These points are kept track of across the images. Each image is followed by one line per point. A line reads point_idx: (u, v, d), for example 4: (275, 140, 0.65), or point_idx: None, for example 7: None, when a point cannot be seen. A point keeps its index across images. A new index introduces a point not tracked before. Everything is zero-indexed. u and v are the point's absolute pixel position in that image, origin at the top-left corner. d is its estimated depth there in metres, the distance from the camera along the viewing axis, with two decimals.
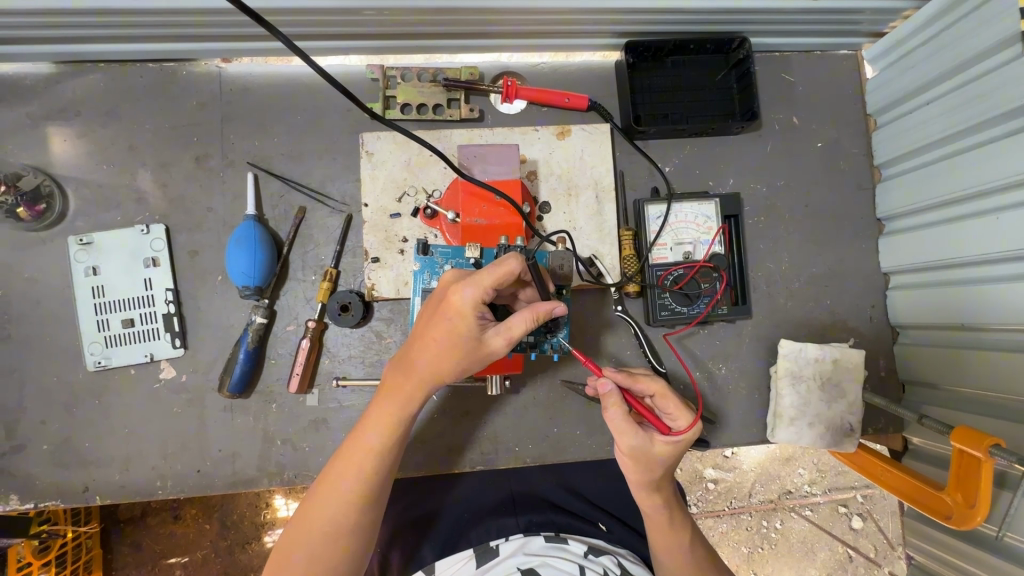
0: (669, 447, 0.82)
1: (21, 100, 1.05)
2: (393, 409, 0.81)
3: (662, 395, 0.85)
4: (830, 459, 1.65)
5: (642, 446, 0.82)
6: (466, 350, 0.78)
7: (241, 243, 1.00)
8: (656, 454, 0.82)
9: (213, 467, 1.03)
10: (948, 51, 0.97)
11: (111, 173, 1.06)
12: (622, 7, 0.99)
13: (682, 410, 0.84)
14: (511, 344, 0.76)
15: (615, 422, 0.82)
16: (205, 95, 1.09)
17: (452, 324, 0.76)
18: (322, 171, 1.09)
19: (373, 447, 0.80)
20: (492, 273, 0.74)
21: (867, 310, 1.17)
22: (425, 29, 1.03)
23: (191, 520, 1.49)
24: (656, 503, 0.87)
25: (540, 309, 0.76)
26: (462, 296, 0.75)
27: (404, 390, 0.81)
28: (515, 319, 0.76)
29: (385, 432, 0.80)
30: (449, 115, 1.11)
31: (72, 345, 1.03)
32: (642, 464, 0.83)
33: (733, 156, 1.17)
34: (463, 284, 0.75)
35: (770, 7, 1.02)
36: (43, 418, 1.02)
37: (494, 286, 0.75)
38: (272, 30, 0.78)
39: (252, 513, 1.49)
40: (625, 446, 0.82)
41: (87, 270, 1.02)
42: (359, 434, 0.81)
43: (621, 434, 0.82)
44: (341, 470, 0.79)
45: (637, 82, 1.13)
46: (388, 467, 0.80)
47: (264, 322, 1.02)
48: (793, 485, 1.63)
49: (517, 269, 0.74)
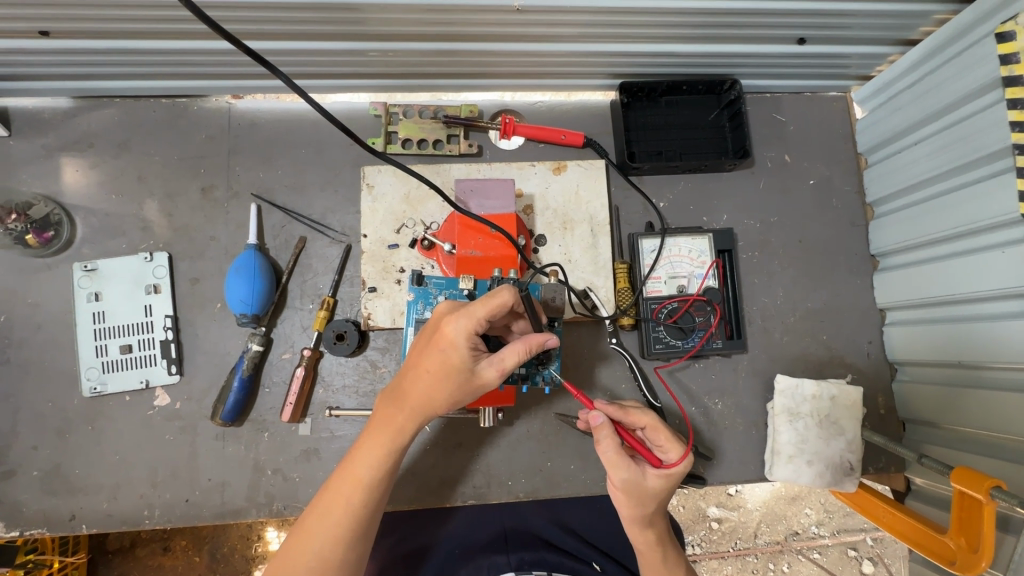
0: (661, 479, 0.81)
1: (38, 131, 1.10)
2: (384, 440, 0.81)
3: (655, 428, 0.84)
4: (837, 499, 1.61)
5: (634, 479, 0.81)
6: (458, 382, 0.77)
7: (241, 271, 1.02)
8: (649, 488, 0.82)
9: (201, 497, 1.02)
10: (932, 94, 1.01)
11: (119, 202, 1.09)
12: (616, 50, 1.03)
13: (673, 442, 0.83)
14: (504, 375, 0.76)
15: (608, 456, 0.81)
16: (215, 129, 1.13)
17: (446, 354, 0.76)
18: (324, 202, 1.12)
19: (364, 479, 0.79)
20: (487, 305, 0.74)
21: (865, 347, 1.17)
22: (428, 69, 1.08)
23: (180, 552, 1.46)
24: (649, 539, 0.86)
25: (533, 340, 0.77)
26: (456, 327, 0.75)
27: (396, 421, 0.81)
28: (508, 350, 0.76)
29: (375, 465, 0.80)
30: (449, 150, 1.15)
31: (68, 370, 1.04)
32: (635, 498, 0.82)
33: (727, 192, 1.19)
34: (458, 315, 0.75)
35: (760, 50, 1.06)
36: (35, 444, 1.02)
37: (488, 317, 0.75)
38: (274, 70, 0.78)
39: (244, 545, 1.47)
40: (618, 480, 0.82)
41: (90, 296, 1.04)
42: (348, 466, 0.80)
43: (613, 468, 0.81)
44: (330, 503, 0.77)
45: (632, 120, 1.16)
46: (377, 499, 0.80)
47: (260, 349, 1.02)
48: (799, 526, 1.59)
49: (510, 301, 0.75)
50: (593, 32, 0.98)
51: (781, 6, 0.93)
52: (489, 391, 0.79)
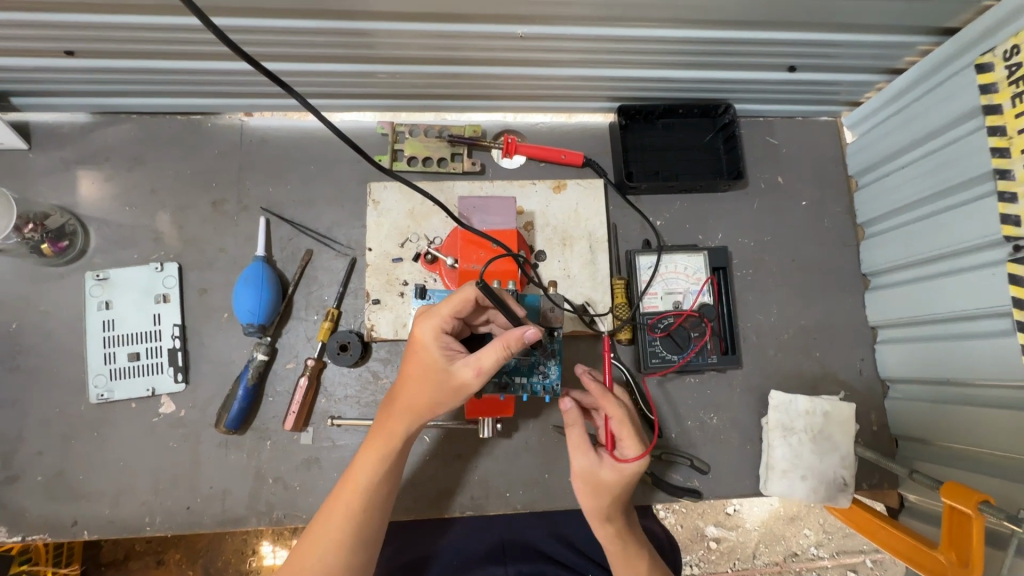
0: (615, 471, 0.82)
1: (56, 145, 1.14)
2: (380, 448, 0.83)
3: (619, 422, 0.81)
4: (836, 520, 1.61)
5: (591, 468, 0.84)
6: (439, 384, 0.79)
7: (249, 281, 1.05)
8: (603, 480, 0.83)
9: (203, 504, 1.03)
10: (917, 120, 1.05)
11: (132, 214, 1.13)
12: (615, 75, 1.08)
13: (632, 441, 0.81)
14: (481, 374, 0.76)
15: (575, 436, 0.85)
16: (227, 145, 1.17)
17: (421, 357, 0.80)
18: (331, 216, 1.16)
19: (360, 484, 0.82)
20: (448, 302, 0.79)
21: (857, 364, 1.19)
22: (434, 90, 1.12)
23: (174, 566, 1.46)
24: (610, 533, 0.87)
25: (510, 337, 0.74)
26: (425, 328, 0.80)
27: (390, 428, 0.83)
28: (485, 350, 0.76)
29: (371, 472, 0.82)
30: (453, 168, 1.19)
31: (75, 376, 1.06)
32: (592, 489, 0.84)
33: (722, 211, 1.23)
34: (424, 316, 0.80)
35: (752, 77, 1.11)
36: (40, 449, 1.03)
37: (451, 313, 0.80)
38: (292, 93, 0.81)
39: (239, 559, 1.47)
40: (576, 467, 0.85)
41: (101, 304, 1.07)
42: (348, 474, 0.83)
43: (575, 450, 0.85)
44: (330, 509, 0.81)
45: (630, 141, 1.20)
46: (375, 504, 0.82)
47: (265, 358, 1.05)
48: (798, 547, 1.59)
49: (471, 296, 0.78)
50: (593, 58, 1.03)
51: (771, 35, 0.98)
52: (474, 392, 0.78)
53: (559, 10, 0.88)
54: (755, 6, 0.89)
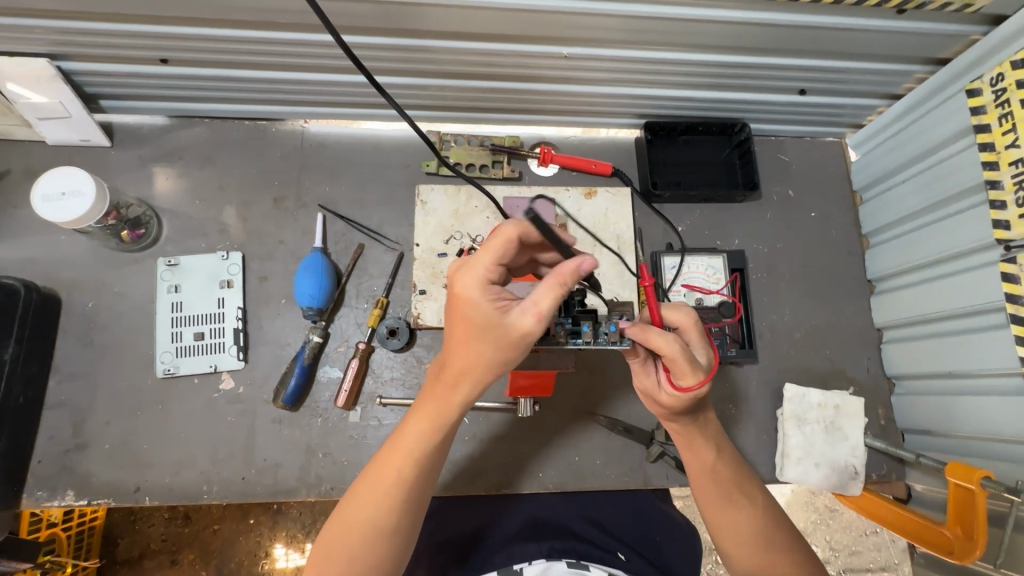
0: (669, 397, 0.90)
1: (136, 144, 1.25)
2: (434, 415, 0.86)
3: (670, 359, 0.83)
4: (842, 537, 1.67)
5: (651, 388, 0.94)
6: (495, 336, 0.80)
7: (310, 270, 1.14)
8: (661, 401, 0.92)
9: (256, 476, 1.10)
10: (915, 139, 1.17)
11: (201, 208, 1.23)
12: (644, 93, 1.21)
13: (685, 374, 0.84)
14: (542, 318, 0.77)
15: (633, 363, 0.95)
16: (289, 148, 1.28)
17: (468, 311, 0.81)
18: (382, 215, 1.27)
19: (413, 453, 0.85)
20: (488, 249, 0.80)
21: (864, 363, 1.28)
22: (480, 103, 1.24)
23: (186, 566, 1.57)
24: (678, 431, 0.95)
25: (564, 274, 0.76)
26: (468, 281, 0.81)
27: (445, 396, 0.86)
28: (540, 294, 0.78)
29: (423, 440, 0.86)
30: (493, 174, 1.30)
31: (144, 353, 1.15)
32: (654, 404, 0.95)
33: (738, 220, 1.34)
34: (466, 270, 0.81)
35: (766, 98, 1.24)
36: (109, 419, 1.11)
37: (493, 261, 0.81)
38: (388, 99, 0.97)
39: (251, 561, 1.58)
40: (639, 384, 0.96)
41: (171, 287, 1.16)
42: (398, 443, 0.86)
43: (637, 372, 0.95)
44: (380, 473, 0.84)
45: (654, 154, 1.32)
46: (424, 470, 0.85)
47: (320, 340, 1.14)
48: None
49: (510, 235, 0.80)
50: (626, 77, 1.15)
51: (786, 60, 1.10)
52: (533, 342, 0.80)
53: (599, 34, 1.01)
54: (771, 35, 1.02)
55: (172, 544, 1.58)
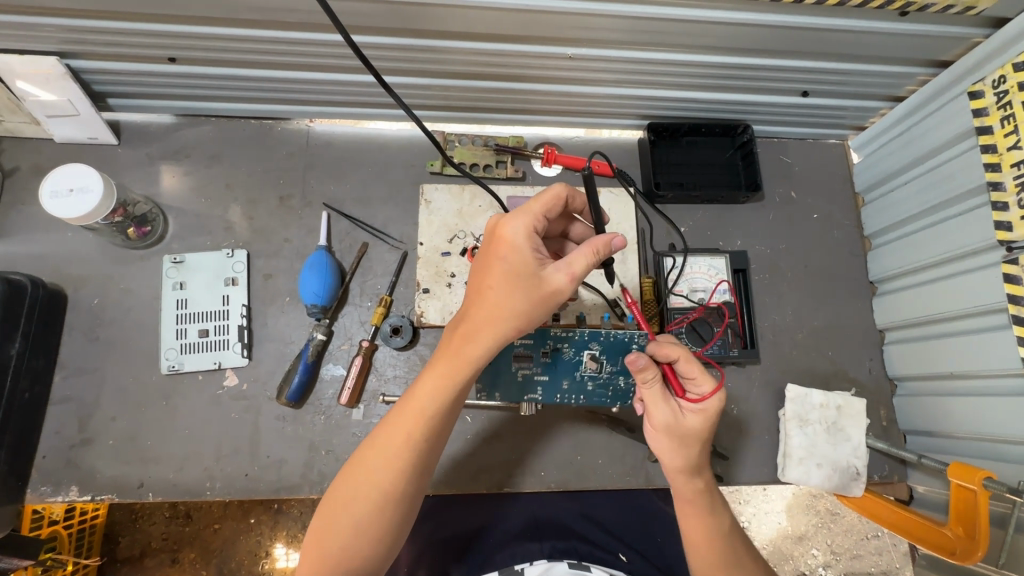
0: (698, 417, 0.92)
1: (142, 142, 1.26)
2: (449, 372, 0.83)
3: (688, 361, 0.91)
4: (844, 540, 1.67)
5: (674, 418, 0.93)
6: (529, 288, 0.80)
7: (314, 267, 1.15)
8: (688, 427, 0.92)
9: (259, 472, 1.11)
10: (917, 141, 1.17)
11: (207, 206, 1.24)
12: (647, 94, 1.21)
13: (705, 375, 0.92)
14: (575, 277, 0.81)
15: (653, 395, 0.93)
16: (294, 147, 1.29)
17: (508, 260, 0.81)
18: (386, 214, 1.27)
19: (426, 410, 0.82)
20: (539, 201, 0.84)
21: (867, 364, 1.28)
22: (484, 104, 1.25)
23: (188, 565, 1.57)
24: (694, 489, 0.94)
25: (599, 242, 0.81)
26: (515, 231, 0.82)
27: (462, 350, 0.82)
28: (575, 255, 0.81)
29: (437, 398, 0.83)
30: (497, 173, 1.31)
31: (149, 350, 1.15)
32: (677, 440, 0.93)
33: (740, 221, 1.34)
34: (511, 218, 0.83)
35: (770, 100, 1.24)
36: (114, 415, 1.12)
37: (540, 213, 0.83)
38: (393, 94, 0.94)
39: (252, 560, 1.58)
40: (659, 418, 0.93)
41: (176, 284, 1.17)
42: (412, 399, 0.84)
43: (657, 404, 0.93)
44: (392, 430, 0.82)
45: (657, 155, 1.32)
46: (436, 431, 0.83)
47: (324, 338, 1.14)
48: (807, 566, 1.65)
49: (558, 196, 0.84)
50: (630, 78, 1.16)
51: (789, 62, 1.11)
52: (561, 300, 0.81)
53: (604, 34, 1.01)
54: (774, 37, 1.03)
55: (174, 542, 1.58)
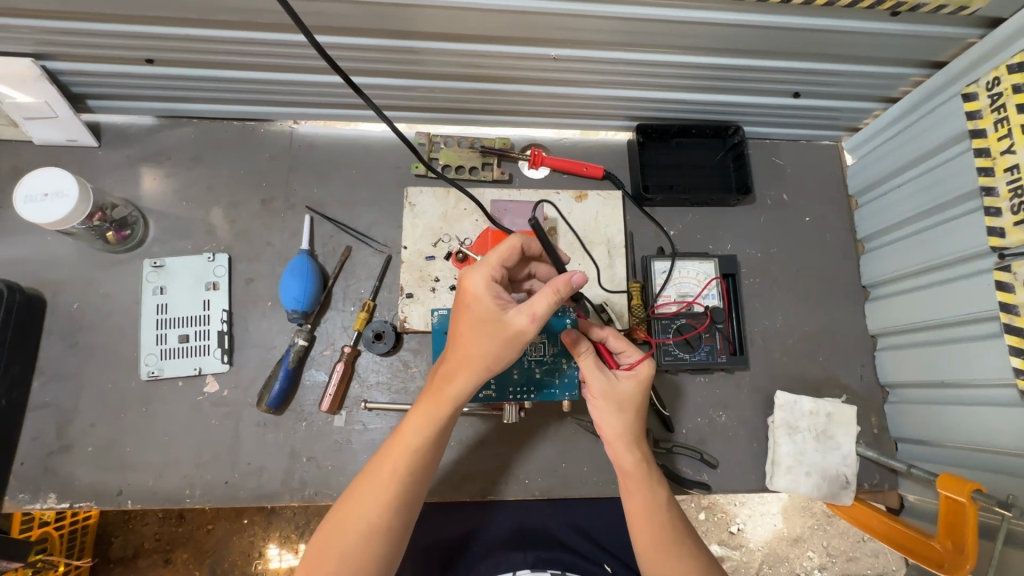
0: (634, 381, 0.91)
1: (124, 144, 1.24)
2: (433, 409, 0.84)
3: (615, 334, 0.95)
4: (839, 543, 1.65)
5: (611, 383, 0.91)
6: (494, 331, 0.80)
7: (296, 272, 1.13)
8: (625, 391, 0.91)
9: (240, 480, 1.10)
10: (910, 144, 1.15)
11: (189, 209, 1.22)
12: (635, 95, 1.19)
13: (632, 346, 0.95)
14: (536, 318, 0.78)
15: (589, 361, 0.91)
16: (277, 149, 1.27)
17: (473, 307, 0.83)
18: (370, 217, 1.25)
19: (411, 445, 0.83)
20: (494, 253, 0.86)
21: (859, 370, 1.26)
22: (470, 105, 1.23)
23: (181, 565, 1.56)
24: (634, 458, 0.90)
25: (557, 282, 0.79)
26: (476, 281, 0.84)
27: (444, 390, 0.84)
28: (535, 296, 0.79)
29: (420, 433, 0.83)
30: (482, 176, 1.29)
31: (129, 355, 1.14)
32: (615, 405, 0.91)
33: (731, 224, 1.32)
34: (472, 269, 0.85)
35: (761, 101, 1.22)
36: (92, 421, 1.10)
37: (498, 262, 0.86)
38: (366, 98, 1.00)
39: (245, 560, 1.57)
40: (596, 384, 0.91)
41: (156, 289, 1.15)
42: (397, 435, 0.84)
43: (592, 371, 0.90)
44: (378, 466, 0.82)
45: (646, 157, 1.30)
46: (423, 467, 0.83)
47: (305, 344, 1.12)
48: (802, 568, 1.63)
49: (515, 244, 0.87)
50: (617, 79, 1.13)
51: (779, 63, 1.08)
52: (529, 340, 0.80)
53: (587, 35, 0.99)
54: (762, 37, 1.00)
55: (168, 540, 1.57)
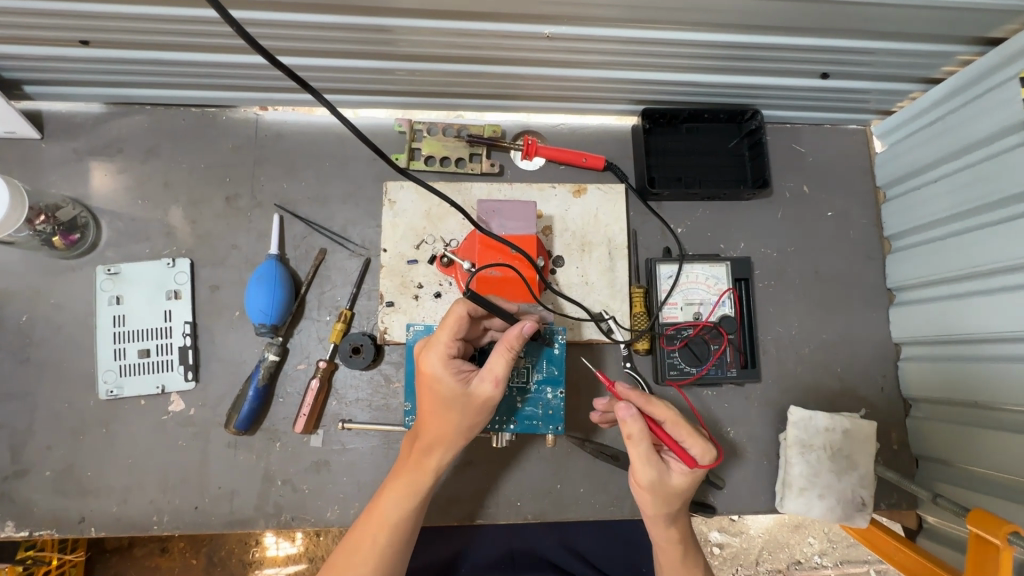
0: (685, 478, 0.84)
1: (70, 136, 1.12)
2: (411, 482, 0.81)
3: (675, 423, 0.84)
4: (842, 529, 1.59)
5: (660, 478, 0.83)
6: (460, 406, 0.77)
7: (262, 280, 1.03)
8: (674, 486, 0.84)
9: (210, 504, 1.02)
10: (950, 134, 1.02)
11: (145, 208, 1.11)
12: (640, 78, 1.05)
13: (695, 437, 0.84)
14: (500, 382, 0.76)
15: (639, 451, 0.82)
16: (240, 139, 1.14)
17: (435, 388, 0.77)
18: (345, 215, 1.13)
19: (389, 520, 0.79)
20: (443, 326, 0.78)
21: (879, 381, 1.16)
22: (454, 89, 1.09)
23: (177, 554, 1.43)
24: (672, 536, 0.89)
25: (510, 337, 0.76)
26: (433, 360, 0.78)
27: (421, 463, 0.81)
28: (493, 359, 0.77)
29: (398, 508, 0.80)
30: (470, 168, 1.16)
31: (86, 371, 1.05)
32: (660, 497, 0.84)
33: (744, 220, 1.20)
34: (427, 348, 0.78)
35: (783, 83, 1.08)
36: (50, 444, 1.03)
37: (451, 337, 0.78)
38: (316, 95, 0.75)
39: (242, 550, 1.45)
40: (645, 479, 0.83)
41: (111, 299, 1.05)
42: (373, 511, 0.81)
43: (641, 464, 0.82)
44: (354, 545, 0.78)
45: (652, 146, 1.17)
46: (404, 540, 0.80)
47: (276, 359, 1.03)
48: (802, 555, 1.58)
49: (464, 312, 0.78)
50: (619, 59, 0.99)
51: (806, 41, 0.94)
52: (497, 403, 0.78)
53: (584, 10, 0.85)
54: (788, 10, 0.86)
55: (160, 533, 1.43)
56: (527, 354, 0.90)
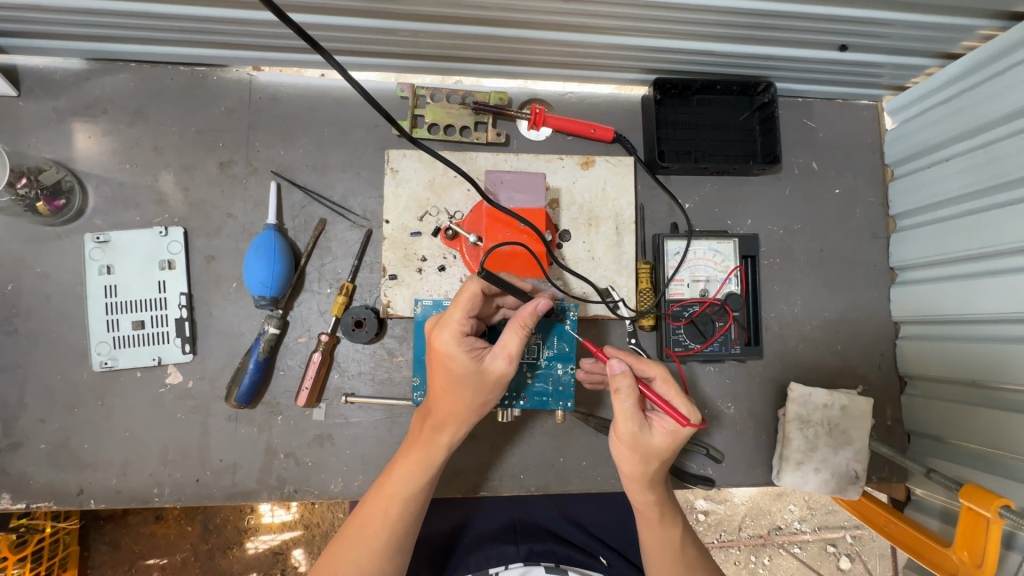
0: (666, 437, 0.82)
1: (50, 94, 1.05)
2: (423, 457, 0.83)
3: (665, 380, 0.83)
4: (822, 497, 1.65)
5: (641, 434, 0.82)
6: (474, 384, 0.77)
7: (261, 252, 0.99)
8: (654, 445, 0.82)
9: (212, 477, 1.01)
10: (965, 113, 1.00)
11: (134, 174, 1.06)
12: (654, 46, 1.01)
13: (683, 398, 0.82)
14: (513, 359, 0.76)
15: (624, 407, 0.80)
16: (234, 101, 1.08)
17: (448, 366, 0.78)
18: (345, 184, 1.09)
19: (399, 494, 0.81)
20: (457, 305, 0.77)
21: (877, 359, 1.18)
22: (460, 52, 1.04)
23: (172, 521, 1.43)
24: (648, 499, 0.88)
25: (524, 315, 0.76)
26: (446, 339, 0.77)
27: (434, 439, 0.82)
28: (506, 335, 0.77)
29: (410, 483, 0.82)
30: (476, 137, 1.12)
31: (77, 343, 1.02)
32: (639, 455, 0.83)
33: (753, 196, 1.18)
34: (439, 326, 0.78)
35: (802, 55, 1.04)
36: (43, 417, 1.00)
37: (464, 315, 0.77)
38: (327, 55, 0.69)
39: (236, 517, 1.45)
40: (625, 433, 0.81)
41: (102, 269, 1.01)
42: (384, 484, 0.83)
43: (624, 418, 0.81)
44: (366, 516, 0.81)
45: (663, 117, 1.13)
46: (415, 514, 0.82)
47: (277, 332, 1.00)
48: (783, 521, 1.63)
49: (478, 290, 0.76)
50: (635, 25, 0.95)
51: (830, 11, 0.91)
52: (509, 380, 0.78)
53: None
54: None
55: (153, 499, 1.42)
56: (539, 330, 0.90)
